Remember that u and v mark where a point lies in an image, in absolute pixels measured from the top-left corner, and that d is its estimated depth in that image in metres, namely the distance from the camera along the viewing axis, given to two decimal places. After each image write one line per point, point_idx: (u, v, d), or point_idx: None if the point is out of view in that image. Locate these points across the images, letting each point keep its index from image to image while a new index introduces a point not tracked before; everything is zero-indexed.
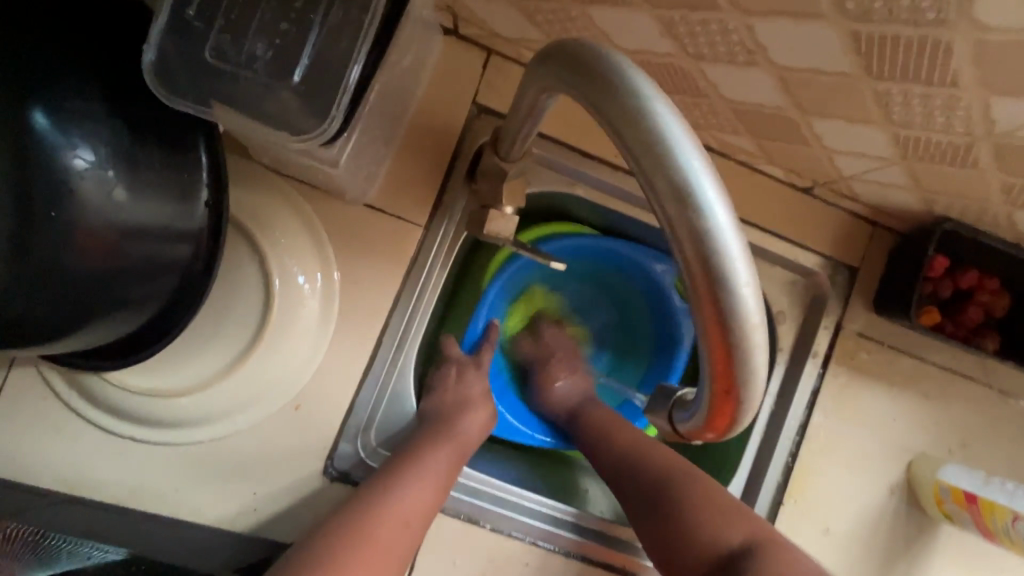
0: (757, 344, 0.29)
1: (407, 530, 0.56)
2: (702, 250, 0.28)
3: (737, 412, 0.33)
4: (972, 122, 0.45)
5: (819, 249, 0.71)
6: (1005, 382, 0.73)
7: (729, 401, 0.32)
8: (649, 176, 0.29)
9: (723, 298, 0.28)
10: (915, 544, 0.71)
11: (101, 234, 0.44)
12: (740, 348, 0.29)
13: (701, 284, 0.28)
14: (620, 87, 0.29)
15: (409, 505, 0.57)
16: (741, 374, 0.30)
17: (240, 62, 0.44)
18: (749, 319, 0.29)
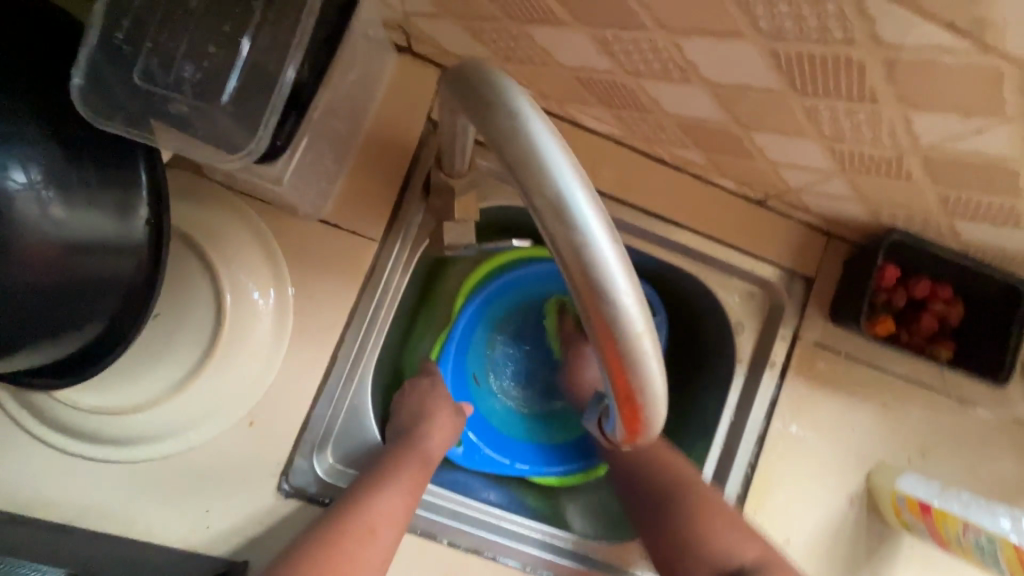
0: (648, 349, 0.30)
1: (399, 516, 0.60)
2: (579, 260, 0.28)
3: (647, 417, 0.33)
4: (898, 136, 0.46)
5: (775, 260, 0.72)
6: (964, 391, 0.73)
7: (634, 407, 0.32)
8: (527, 191, 0.29)
9: (606, 308, 0.29)
10: (878, 554, 0.71)
11: (37, 253, 0.44)
12: (630, 356, 0.30)
13: (586, 296, 0.29)
14: (497, 107, 0.30)
15: (389, 506, 0.59)
16: (637, 381, 0.31)
17: (169, 85, 0.45)
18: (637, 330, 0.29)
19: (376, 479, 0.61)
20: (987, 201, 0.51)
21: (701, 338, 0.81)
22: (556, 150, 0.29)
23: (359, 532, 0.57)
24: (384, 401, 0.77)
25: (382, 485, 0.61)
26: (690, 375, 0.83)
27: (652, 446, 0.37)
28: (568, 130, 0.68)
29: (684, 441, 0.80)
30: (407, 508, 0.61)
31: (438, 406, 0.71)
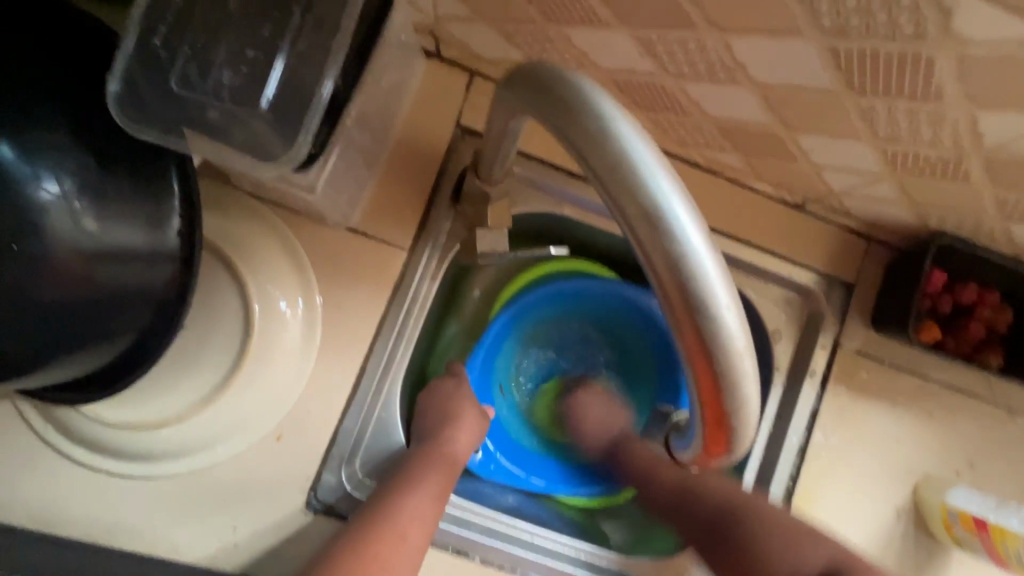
0: (744, 365, 0.28)
1: (422, 525, 0.58)
2: (674, 271, 0.27)
3: (731, 437, 0.31)
4: (961, 136, 0.44)
5: (814, 265, 0.70)
6: (1011, 400, 0.70)
7: (721, 424, 0.30)
8: (616, 198, 0.28)
9: (702, 319, 0.27)
10: (926, 571, 0.68)
11: (71, 266, 0.43)
12: (725, 371, 0.28)
13: (676, 307, 0.28)
14: (579, 110, 0.29)
15: (421, 509, 0.58)
16: (729, 399, 0.29)
17: (207, 92, 0.44)
18: (732, 343, 0.27)
19: (405, 482, 0.60)
20: None
21: None
22: (648, 156, 0.28)
23: (387, 541, 0.55)
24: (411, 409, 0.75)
25: (410, 489, 0.59)
26: None
27: (730, 464, 0.35)
28: None
29: None
30: (431, 518, 0.58)
31: (464, 407, 0.68)
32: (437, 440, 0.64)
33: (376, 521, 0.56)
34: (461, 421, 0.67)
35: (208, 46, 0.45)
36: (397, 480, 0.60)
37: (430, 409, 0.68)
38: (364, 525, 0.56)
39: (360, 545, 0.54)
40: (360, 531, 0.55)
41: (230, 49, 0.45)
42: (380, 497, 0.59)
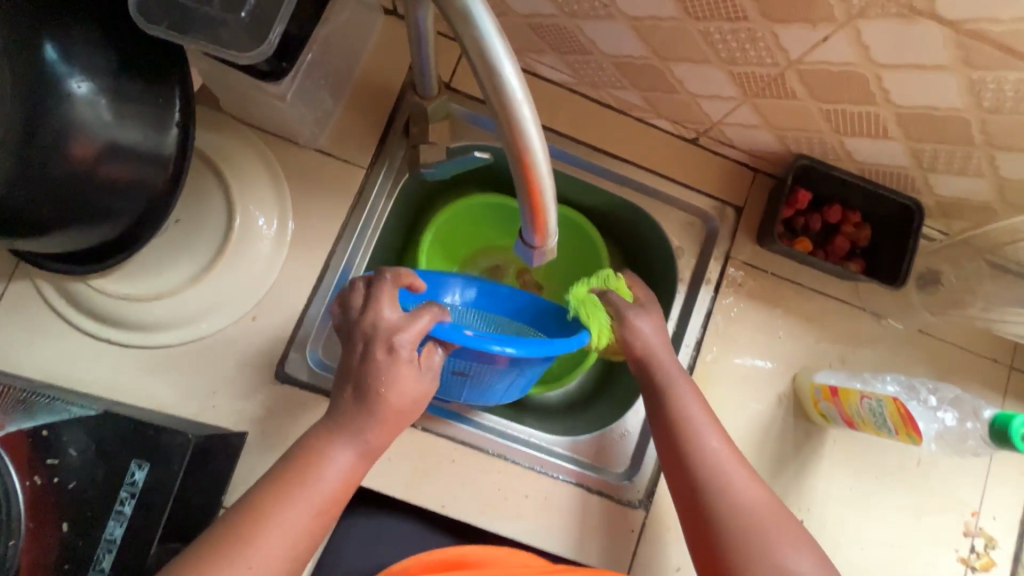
0: (533, 123, 0.37)
1: (340, 478, 0.58)
2: (479, 48, 0.34)
3: (545, 208, 0.42)
4: (774, 53, 0.58)
5: (708, 191, 0.84)
6: (876, 305, 0.83)
7: (537, 196, 0.41)
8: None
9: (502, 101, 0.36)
10: (803, 448, 0.80)
11: (93, 149, 0.57)
12: (524, 134, 0.38)
13: (485, 80, 0.36)
14: None
15: (346, 476, 0.58)
16: (526, 152, 0.38)
17: (201, 1, 0.55)
18: (527, 124, 0.37)
19: (331, 441, 0.58)
20: (857, 113, 0.62)
21: (650, 269, 0.91)
22: None
23: (306, 516, 0.56)
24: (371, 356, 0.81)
25: (334, 454, 0.57)
26: None
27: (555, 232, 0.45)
28: (528, 79, 0.81)
29: None
30: (349, 477, 0.58)
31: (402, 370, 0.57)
32: (383, 391, 0.57)
33: (296, 491, 0.56)
34: (394, 376, 0.57)
35: None
36: (324, 439, 0.58)
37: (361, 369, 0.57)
38: (281, 491, 0.56)
39: (280, 517, 0.55)
40: (277, 501, 0.55)
41: None
42: (296, 467, 0.57)
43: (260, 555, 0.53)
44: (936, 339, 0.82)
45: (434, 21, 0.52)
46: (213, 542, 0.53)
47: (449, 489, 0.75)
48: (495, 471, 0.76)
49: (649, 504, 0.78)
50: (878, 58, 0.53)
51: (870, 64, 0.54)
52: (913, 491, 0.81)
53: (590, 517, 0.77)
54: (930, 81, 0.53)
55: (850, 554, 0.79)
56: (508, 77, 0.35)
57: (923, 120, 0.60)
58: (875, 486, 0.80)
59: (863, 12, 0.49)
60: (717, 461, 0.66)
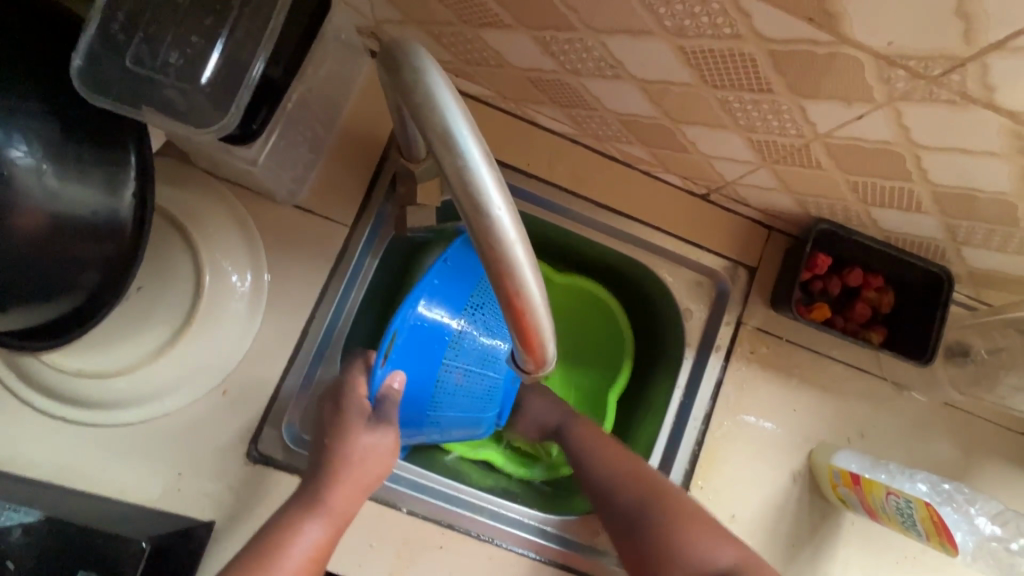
0: (523, 259, 0.33)
1: (307, 553, 0.55)
2: (463, 182, 0.31)
3: (541, 342, 0.36)
4: (800, 125, 0.52)
5: (719, 250, 0.78)
6: (899, 375, 0.77)
7: (534, 336, 0.36)
8: (424, 125, 0.33)
9: (488, 233, 0.32)
10: (819, 530, 0.74)
11: (32, 221, 0.51)
12: (511, 269, 0.33)
13: (468, 213, 0.32)
14: (404, 74, 0.33)
15: (313, 547, 0.56)
16: (516, 288, 0.33)
17: (156, 68, 0.49)
18: (520, 262, 0.33)
19: (301, 514, 0.57)
20: (887, 187, 0.57)
21: (655, 327, 0.85)
22: (450, 97, 0.33)
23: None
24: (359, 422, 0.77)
25: (301, 525, 0.56)
26: (647, 361, 0.87)
27: (552, 365, 0.39)
28: (525, 129, 0.75)
29: (638, 424, 0.84)
30: (319, 547, 0.56)
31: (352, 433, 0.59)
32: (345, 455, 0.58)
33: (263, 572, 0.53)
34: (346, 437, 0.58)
35: (162, 29, 0.50)
36: (289, 513, 0.57)
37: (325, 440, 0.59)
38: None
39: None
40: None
41: (178, 33, 0.50)
42: (263, 549, 0.54)
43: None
44: (962, 412, 0.76)
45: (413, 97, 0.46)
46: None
47: None
48: (486, 558, 0.70)
49: None
50: (920, 140, 0.47)
51: (910, 144, 0.48)
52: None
53: None
54: (976, 165, 0.47)
55: None
56: (498, 212, 0.32)
57: (962, 199, 0.54)
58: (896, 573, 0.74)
59: (907, 95, 0.43)
60: (619, 479, 0.66)
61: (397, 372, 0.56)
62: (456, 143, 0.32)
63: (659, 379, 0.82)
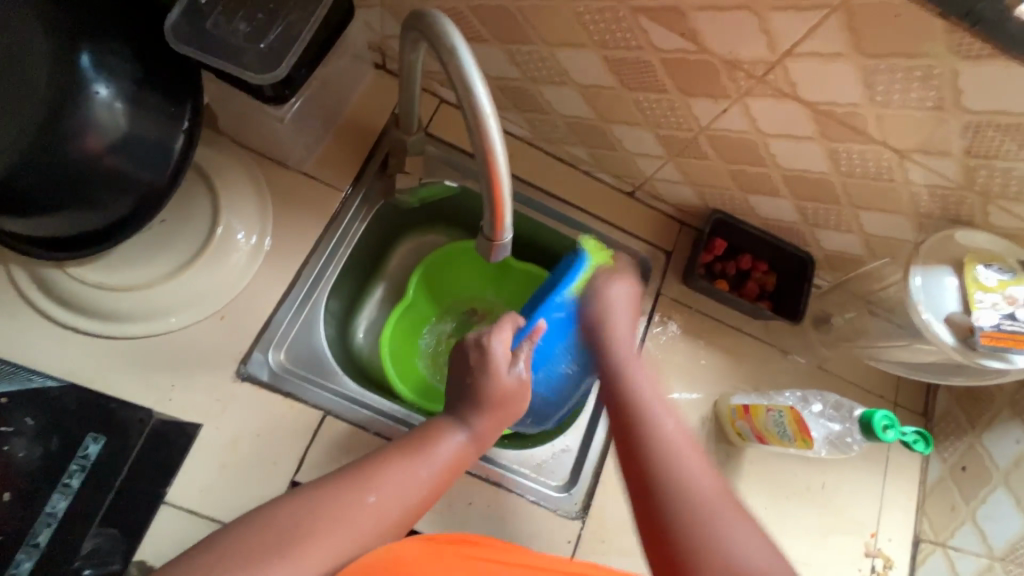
0: (493, 123, 0.50)
1: (440, 467, 0.62)
2: (459, 70, 0.49)
3: (502, 189, 0.54)
4: (689, 120, 0.73)
5: (643, 237, 0.97)
6: (784, 343, 0.95)
7: (497, 183, 0.53)
8: (433, 42, 0.51)
9: (472, 103, 0.49)
10: (725, 468, 0.89)
11: (98, 142, 0.63)
12: (486, 128, 0.50)
13: (461, 90, 0.49)
14: (421, 17, 0.52)
15: (456, 454, 0.64)
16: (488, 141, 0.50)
17: (227, 32, 0.66)
18: (491, 132, 0.50)
19: (451, 424, 0.66)
20: (754, 173, 0.78)
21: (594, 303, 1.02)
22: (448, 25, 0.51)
23: (421, 479, 0.60)
24: (338, 360, 0.89)
25: (450, 433, 0.65)
26: None
27: (509, 216, 0.56)
28: None
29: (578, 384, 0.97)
30: (456, 463, 0.63)
31: (498, 359, 0.70)
32: (494, 390, 0.68)
33: (417, 455, 0.61)
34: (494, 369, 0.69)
35: (236, 9, 0.68)
36: (439, 422, 0.66)
37: (472, 377, 0.69)
38: (401, 460, 0.60)
39: (400, 477, 0.59)
40: (400, 459, 0.60)
41: (246, 12, 0.68)
42: (418, 441, 0.63)
43: (377, 498, 0.56)
44: (833, 374, 0.95)
45: (424, 65, 0.64)
46: (335, 484, 0.56)
47: None
48: None
49: (585, 515, 0.82)
50: (765, 128, 0.69)
51: (760, 132, 0.70)
52: (819, 510, 0.90)
53: (529, 527, 0.80)
54: (802, 149, 0.70)
55: None
56: (480, 96, 0.49)
57: (802, 181, 0.76)
58: (787, 506, 0.89)
59: (749, 91, 0.65)
60: (659, 420, 0.64)
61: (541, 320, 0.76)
62: (455, 51, 0.49)
63: None
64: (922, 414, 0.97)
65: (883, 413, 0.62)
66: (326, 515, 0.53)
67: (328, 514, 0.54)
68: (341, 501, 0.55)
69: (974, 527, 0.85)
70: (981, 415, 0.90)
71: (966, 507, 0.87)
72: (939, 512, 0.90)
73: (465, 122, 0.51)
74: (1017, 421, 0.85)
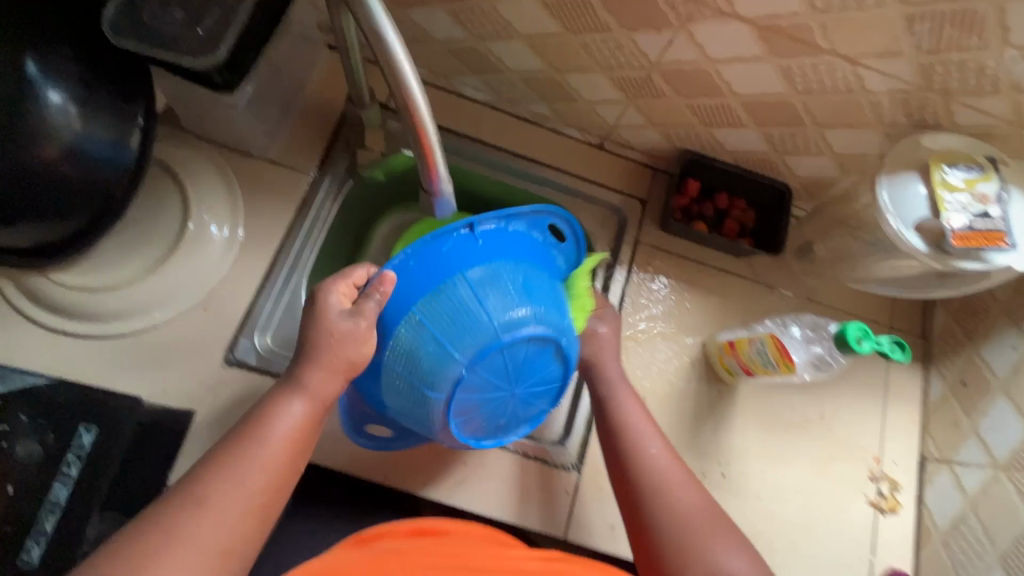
0: (408, 68, 0.51)
1: (287, 443, 0.59)
2: (368, 20, 0.50)
3: (428, 137, 0.55)
4: (638, 56, 0.72)
5: (618, 187, 0.95)
6: (770, 278, 0.93)
7: (422, 132, 0.54)
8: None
9: (384, 50, 0.50)
10: (718, 407, 0.88)
11: (57, 147, 0.65)
12: (401, 74, 0.51)
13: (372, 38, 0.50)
14: None
15: (297, 423, 0.60)
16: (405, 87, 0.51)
17: (165, 22, 0.67)
18: (406, 76, 0.51)
19: (285, 391, 0.61)
20: (714, 105, 0.77)
21: None
22: None
23: (258, 464, 0.57)
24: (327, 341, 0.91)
25: (286, 406, 0.60)
26: None
27: (443, 165, 0.58)
28: (452, 97, 0.93)
29: None
30: (303, 433, 0.60)
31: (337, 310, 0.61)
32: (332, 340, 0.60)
33: (252, 439, 0.58)
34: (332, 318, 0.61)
35: None
36: (273, 393, 0.62)
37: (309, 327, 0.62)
38: (234, 446, 0.57)
39: (234, 463, 0.57)
40: (234, 449, 0.57)
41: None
42: (251, 420, 0.60)
43: (216, 497, 0.55)
44: (823, 304, 0.93)
45: (358, 29, 0.65)
46: (177, 497, 0.55)
47: (390, 461, 0.79)
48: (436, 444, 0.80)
49: (581, 468, 0.83)
50: (712, 54, 0.68)
51: (708, 60, 0.69)
52: (819, 440, 0.89)
53: (525, 481, 0.81)
54: (754, 71, 0.68)
55: (768, 503, 0.86)
56: (391, 41, 0.50)
57: (762, 106, 0.74)
58: (786, 438, 0.88)
59: (689, 16, 0.64)
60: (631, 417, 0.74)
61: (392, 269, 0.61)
62: None
63: None
64: (919, 336, 0.96)
65: (857, 324, 0.61)
66: (177, 526, 0.53)
67: (175, 524, 0.53)
68: (187, 513, 0.53)
69: (977, 440, 0.84)
70: (976, 327, 0.88)
71: (968, 422, 0.86)
72: (943, 430, 0.89)
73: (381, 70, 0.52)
74: (1013, 328, 0.82)
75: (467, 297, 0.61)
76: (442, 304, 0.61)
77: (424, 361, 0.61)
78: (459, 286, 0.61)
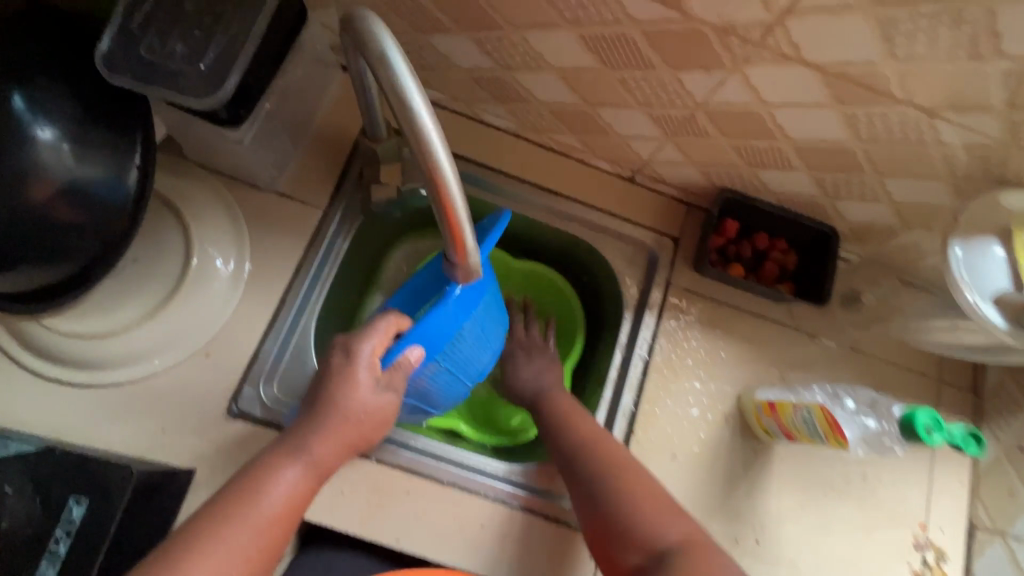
0: (436, 136, 0.45)
1: (280, 510, 0.57)
2: (392, 83, 0.44)
3: (456, 210, 0.48)
4: (682, 96, 0.66)
5: (649, 223, 0.89)
6: (811, 327, 0.86)
7: (448, 204, 0.48)
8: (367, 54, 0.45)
9: (410, 116, 0.44)
10: (753, 467, 0.82)
11: (44, 187, 0.58)
12: (427, 143, 0.45)
13: (396, 103, 0.44)
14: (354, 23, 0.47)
15: (291, 492, 0.58)
16: (432, 157, 0.45)
17: (164, 55, 0.62)
18: (434, 144, 0.45)
19: (283, 457, 0.59)
20: (763, 147, 0.70)
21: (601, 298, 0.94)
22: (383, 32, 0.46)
23: (248, 534, 0.54)
24: None
25: (281, 472, 0.58)
26: (597, 332, 0.96)
27: (470, 238, 0.51)
28: (473, 125, 0.87)
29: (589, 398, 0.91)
30: (295, 499, 0.58)
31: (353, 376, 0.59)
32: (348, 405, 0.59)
33: (242, 509, 0.55)
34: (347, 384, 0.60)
35: (170, 28, 0.64)
36: (269, 457, 0.59)
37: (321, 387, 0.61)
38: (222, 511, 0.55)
39: (219, 533, 0.53)
40: (218, 516, 0.54)
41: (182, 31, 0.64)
42: (241, 487, 0.57)
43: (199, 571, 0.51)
44: (869, 355, 0.86)
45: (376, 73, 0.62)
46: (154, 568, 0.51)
47: (401, 523, 0.74)
48: (451, 504, 0.75)
49: None
50: (768, 98, 0.61)
51: (763, 103, 0.62)
52: (861, 503, 0.83)
53: (546, 546, 0.75)
54: (814, 118, 0.61)
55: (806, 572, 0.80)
56: (417, 107, 0.44)
57: (819, 151, 0.67)
58: (826, 501, 0.82)
59: (747, 59, 0.57)
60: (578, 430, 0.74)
61: (417, 347, 0.60)
62: (387, 58, 0.44)
63: (608, 342, 0.91)
64: (971, 391, 0.89)
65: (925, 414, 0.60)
66: None
67: None
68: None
69: None
70: None
71: None
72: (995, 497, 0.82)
73: (404, 137, 0.46)
74: None
75: (469, 343, 0.68)
76: (453, 353, 0.67)
77: (433, 395, 0.71)
78: (466, 336, 0.67)
